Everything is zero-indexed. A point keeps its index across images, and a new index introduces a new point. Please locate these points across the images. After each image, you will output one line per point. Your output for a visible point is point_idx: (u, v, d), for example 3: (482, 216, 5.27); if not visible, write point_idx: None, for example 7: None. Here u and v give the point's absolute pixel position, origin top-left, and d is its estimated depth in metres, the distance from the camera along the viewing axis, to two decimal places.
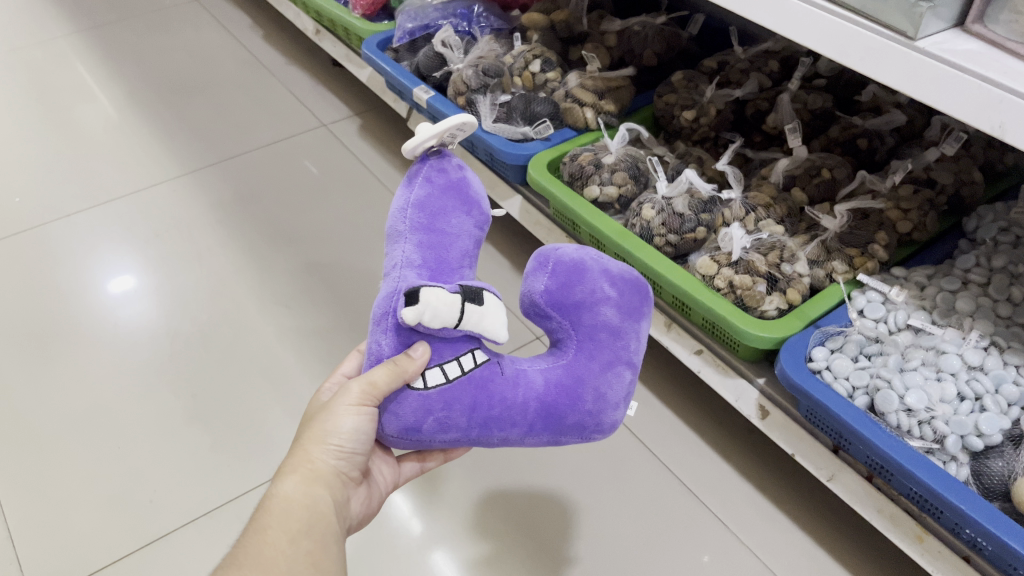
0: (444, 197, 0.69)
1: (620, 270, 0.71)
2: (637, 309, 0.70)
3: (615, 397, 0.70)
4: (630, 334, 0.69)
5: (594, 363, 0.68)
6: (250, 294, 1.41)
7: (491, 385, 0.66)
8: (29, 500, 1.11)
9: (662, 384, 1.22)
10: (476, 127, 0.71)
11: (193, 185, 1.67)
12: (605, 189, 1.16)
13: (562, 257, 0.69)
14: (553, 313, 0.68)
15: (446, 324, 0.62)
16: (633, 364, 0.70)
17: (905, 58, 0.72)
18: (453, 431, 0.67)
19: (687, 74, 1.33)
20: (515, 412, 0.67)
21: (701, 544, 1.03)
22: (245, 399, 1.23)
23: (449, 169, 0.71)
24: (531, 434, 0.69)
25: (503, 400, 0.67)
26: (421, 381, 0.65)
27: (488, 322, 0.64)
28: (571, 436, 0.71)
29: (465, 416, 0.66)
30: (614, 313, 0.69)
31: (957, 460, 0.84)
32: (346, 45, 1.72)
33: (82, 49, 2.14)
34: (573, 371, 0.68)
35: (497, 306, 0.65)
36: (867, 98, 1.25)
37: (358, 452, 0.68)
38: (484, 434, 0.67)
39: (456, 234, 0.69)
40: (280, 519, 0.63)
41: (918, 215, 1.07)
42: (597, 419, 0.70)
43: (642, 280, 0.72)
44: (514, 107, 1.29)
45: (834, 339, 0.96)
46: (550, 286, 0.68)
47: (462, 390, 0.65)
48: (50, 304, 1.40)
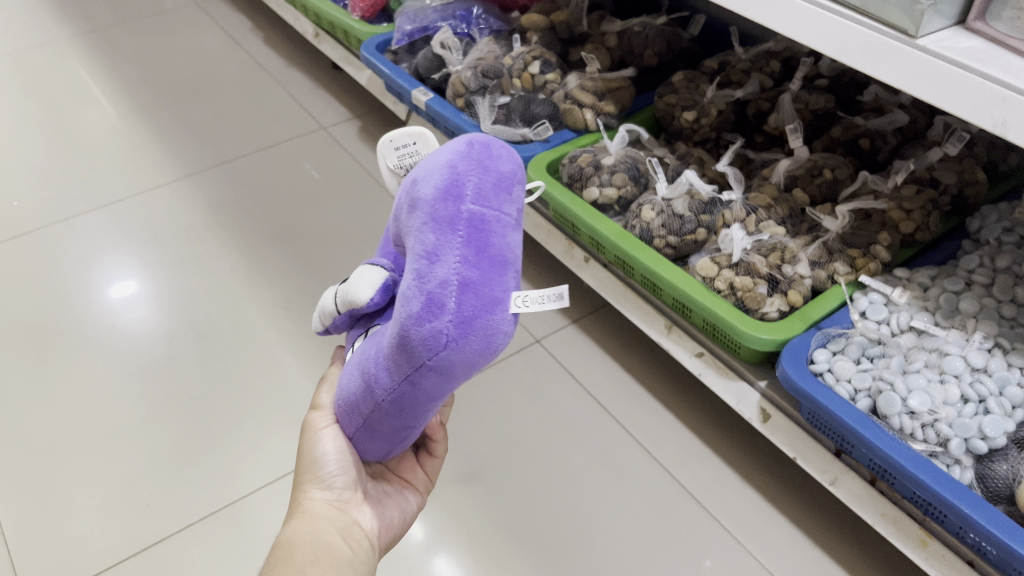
0: None
1: (432, 154, 0.56)
2: (449, 175, 0.53)
3: (428, 284, 0.50)
4: (418, 223, 0.53)
5: (407, 262, 0.53)
6: (249, 297, 1.40)
7: (360, 355, 0.62)
8: (26, 504, 1.10)
9: (664, 387, 1.21)
10: (402, 133, 0.71)
11: (193, 188, 1.66)
12: (604, 192, 1.15)
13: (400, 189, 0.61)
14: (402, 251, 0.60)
15: (331, 311, 0.67)
16: (440, 244, 0.51)
17: (906, 57, 0.71)
18: (348, 413, 0.64)
19: (688, 75, 1.32)
20: (366, 369, 0.59)
21: (704, 549, 1.02)
22: (245, 403, 1.23)
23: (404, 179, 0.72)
24: (387, 386, 0.56)
25: (362, 363, 0.60)
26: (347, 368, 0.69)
27: (349, 290, 0.63)
28: (420, 369, 0.52)
29: (344, 393, 0.64)
30: (408, 207, 0.55)
31: (961, 463, 0.83)
32: (346, 47, 1.71)
33: (81, 52, 2.14)
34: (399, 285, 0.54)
35: (366, 270, 0.64)
36: (869, 99, 1.24)
37: (348, 478, 0.69)
38: (362, 403, 0.61)
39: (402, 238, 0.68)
40: (285, 559, 0.63)
41: (921, 216, 1.05)
42: (425, 324, 0.50)
43: (466, 145, 0.55)
44: (513, 108, 1.27)
45: (835, 341, 0.95)
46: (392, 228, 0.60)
47: (346, 369, 0.65)
48: (50, 308, 1.39)
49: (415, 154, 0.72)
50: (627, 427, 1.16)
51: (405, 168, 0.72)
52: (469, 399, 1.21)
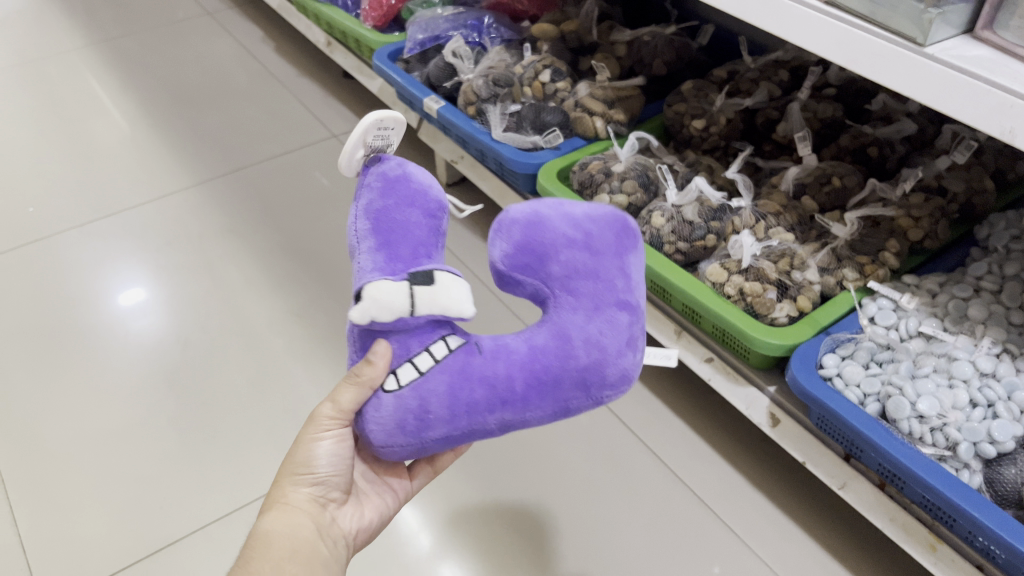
0: (390, 196, 0.61)
1: (586, 212, 0.61)
2: (611, 244, 0.60)
3: (610, 340, 0.58)
4: (610, 271, 0.59)
5: (576, 311, 0.58)
6: (261, 303, 1.41)
7: (471, 368, 0.58)
8: (40, 506, 1.11)
9: (673, 392, 1.22)
10: (399, 119, 0.64)
11: (205, 195, 1.68)
12: (615, 199, 1.16)
13: (511, 217, 0.60)
14: (520, 277, 0.59)
15: (400, 314, 0.57)
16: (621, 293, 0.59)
17: (914, 65, 0.73)
18: (437, 428, 0.58)
19: (697, 83, 1.34)
20: (500, 387, 0.57)
21: (712, 554, 1.02)
22: (257, 407, 1.24)
23: (388, 169, 0.63)
24: (529, 410, 0.58)
25: (484, 379, 0.57)
26: (392, 378, 0.59)
27: (445, 300, 0.58)
28: (582, 397, 0.58)
29: (445, 408, 0.57)
30: (580, 252, 0.59)
31: (970, 467, 0.84)
32: (358, 56, 1.73)
33: (94, 62, 2.17)
34: (562, 326, 0.58)
35: (454, 281, 0.60)
36: (877, 108, 1.25)
37: (334, 476, 0.68)
38: (475, 421, 0.58)
39: (404, 223, 0.60)
40: (261, 553, 0.63)
41: (930, 223, 1.06)
42: (600, 375, 0.58)
43: (617, 212, 0.61)
44: (524, 116, 1.29)
45: (845, 346, 0.96)
46: (509, 250, 0.59)
47: (436, 380, 0.58)
48: (63, 313, 1.41)
49: (389, 139, 0.65)
50: (636, 432, 1.17)
51: (373, 148, 0.65)
52: None
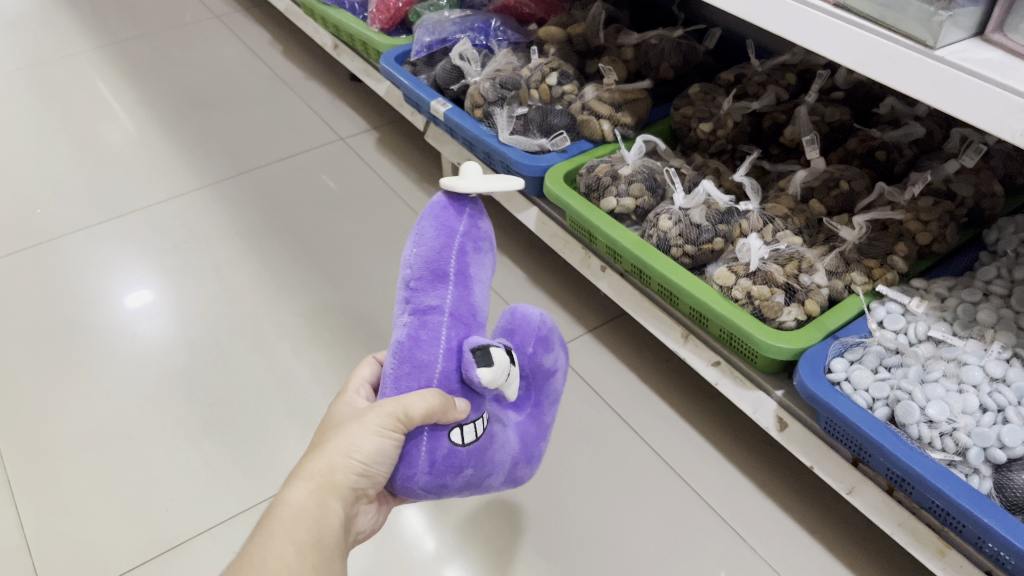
0: (483, 248, 0.71)
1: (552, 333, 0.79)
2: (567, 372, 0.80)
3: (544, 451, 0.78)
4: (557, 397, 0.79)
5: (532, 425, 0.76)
6: (267, 305, 1.42)
7: (494, 443, 0.70)
8: (46, 507, 1.11)
9: (679, 396, 1.21)
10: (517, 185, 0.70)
11: (212, 197, 1.68)
12: (622, 201, 1.16)
13: (536, 322, 0.74)
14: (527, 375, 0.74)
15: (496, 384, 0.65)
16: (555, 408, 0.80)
17: (924, 67, 0.72)
18: (461, 488, 0.67)
19: (704, 87, 1.33)
20: (503, 466, 0.71)
21: (719, 558, 1.01)
22: (263, 409, 1.24)
23: (484, 218, 0.73)
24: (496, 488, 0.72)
25: (499, 456, 0.70)
26: (456, 431, 0.66)
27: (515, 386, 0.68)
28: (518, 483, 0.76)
29: (479, 471, 0.68)
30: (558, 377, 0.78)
31: (980, 473, 0.83)
32: (364, 59, 1.73)
33: (102, 64, 2.17)
34: (531, 432, 0.76)
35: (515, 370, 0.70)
36: (885, 111, 1.24)
37: (378, 474, 0.64)
38: (478, 489, 0.69)
39: (484, 284, 0.70)
40: (285, 528, 0.58)
41: (938, 227, 1.06)
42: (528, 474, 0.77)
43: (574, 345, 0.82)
44: (531, 119, 1.30)
45: (853, 350, 0.95)
46: (536, 350, 0.74)
47: (482, 448, 0.68)
48: (71, 315, 1.41)
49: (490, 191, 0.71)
50: (643, 435, 1.16)
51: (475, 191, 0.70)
52: None
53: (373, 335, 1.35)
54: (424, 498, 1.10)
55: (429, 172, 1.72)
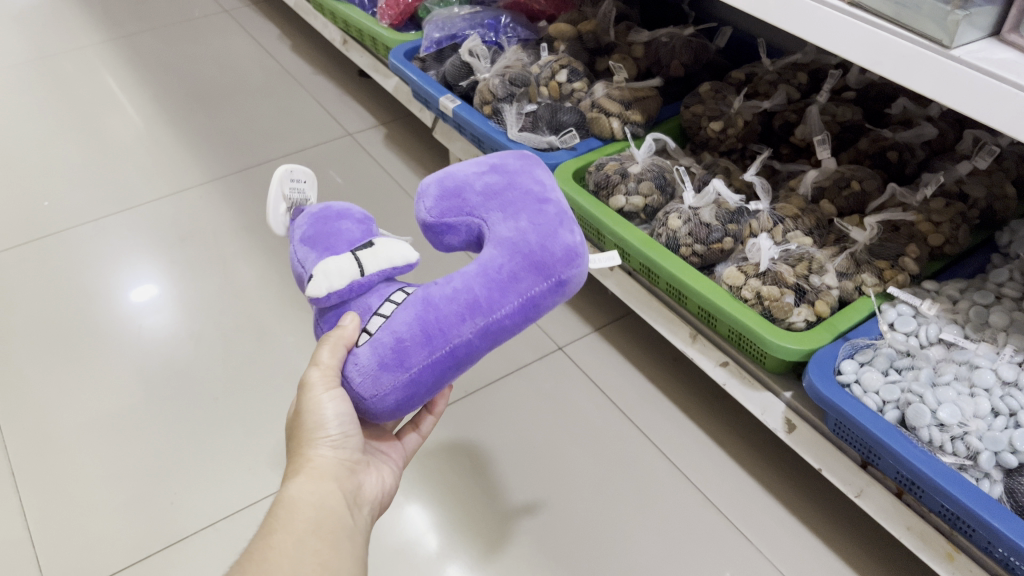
0: (311, 209, 0.70)
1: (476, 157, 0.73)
2: (518, 166, 0.71)
3: (547, 225, 0.67)
4: (523, 180, 0.70)
5: (508, 219, 0.67)
6: (273, 300, 1.41)
7: (430, 296, 0.64)
8: (50, 498, 1.11)
9: (686, 396, 1.21)
10: (295, 166, 0.73)
11: (218, 191, 1.68)
12: (631, 200, 1.15)
13: (428, 183, 0.70)
14: (449, 220, 0.68)
15: (351, 278, 0.65)
16: (538, 187, 0.70)
17: (938, 67, 0.71)
18: (420, 352, 0.63)
19: (715, 85, 1.32)
20: (465, 299, 0.64)
21: (725, 560, 1.01)
22: (268, 404, 1.23)
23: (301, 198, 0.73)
24: (501, 313, 0.64)
25: (449, 298, 0.64)
26: (366, 334, 0.65)
27: (388, 252, 0.67)
28: (544, 276, 0.65)
29: (416, 329, 0.63)
30: (492, 177, 0.70)
31: (991, 477, 0.82)
32: (373, 55, 1.73)
33: (110, 58, 2.17)
34: (499, 235, 0.66)
35: (390, 244, 0.68)
36: (897, 112, 1.23)
37: (351, 435, 0.68)
38: (457, 334, 0.63)
39: (327, 220, 0.68)
40: (289, 520, 0.62)
41: (950, 229, 1.05)
42: (551, 255, 0.66)
43: (514, 148, 0.74)
44: (540, 116, 1.28)
45: (863, 352, 0.94)
46: (432, 202, 0.69)
47: (403, 314, 0.64)
48: (75, 308, 1.41)
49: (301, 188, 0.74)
50: (649, 435, 1.16)
51: (293, 200, 0.73)
52: (490, 405, 1.21)
53: None
54: (427, 496, 1.10)
55: (436, 169, 1.71)
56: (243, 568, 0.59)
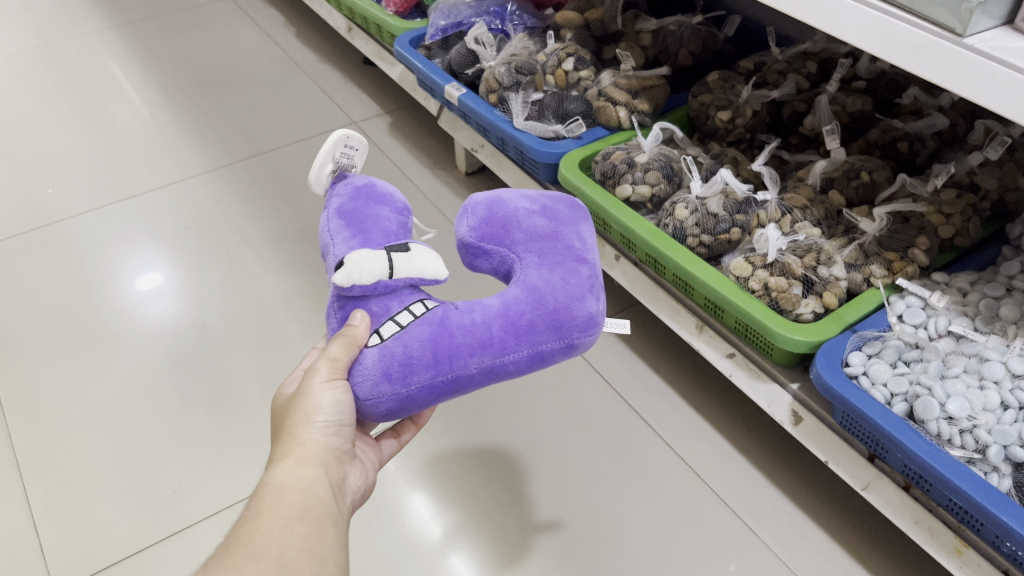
0: (363, 194, 0.74)
1: (539, 194, 0.77)
2: (567, 217, 0.75)
3: (575, 287, 0.69)
4: (567, 234, 0.73)
5: (542, 268, 0.70)
6: (278, 288, 1.41)
7: (447, 319, 0.67)
8: (55, 487, 1.11)
9: (692, 387, 1.20)
10: (361, 137, 0.76)
11: (223, 180, 1.67)
12: (637, 189, 1.14)
13: (478, 202, 0.75)
14: (488, 246, 0.72)
15: (380, 275, 0.67)
16: (580, 245, 0.73)
17: (952, 55, 0.70)
18: (423, 373, 0.65)
19: (723, 74, 1.31)
20: (479, 332, 0.67)
21: (729, 552, 1.00)
22: (273, 392, 1.23)
23: (355, 179, 0.76)
24: (506, 354, 0.67)
25: (464, 329, 0.67)
26: (376, 336, 0.67)
27: (421, 263, 0.69)
28: (557, 335, 0.68)
29: (427, 350, 0.65)
30: (542, 220, 0.74)
31: (999, 471, 0.81)
32: (379, 43, 1.72)
33: (115, 45, 2.16)
34: (528, 280, 0.69)
35: (426, 252, 0.70)
36: (907, 102, 1.22)
37: (346, 425, 0.67)
38: (461, 368, 0.66)
39: (373, 215, 0.72)
40: (272, 505, 0.61)
41: (961, 220, 1.04)
42: (572, 317, 0.68)
43: (569, 197, 0.78)
44: (546, 105, 1.29)
45: (871, 344, 0.93)
46: (476, 222, 0.73)
47: (417, 329, 0.67)
48: (80, 296, 1.40)
49: (353, 157, 0.77)
50: (654, 426, 1.15)
51: (340, 165, 0.77)
52: (495, 396, 1.21)
53: None
54: (431, 484, 1.09)
55: (442, 158, 1.70)
56: (226, 551, 0.58)
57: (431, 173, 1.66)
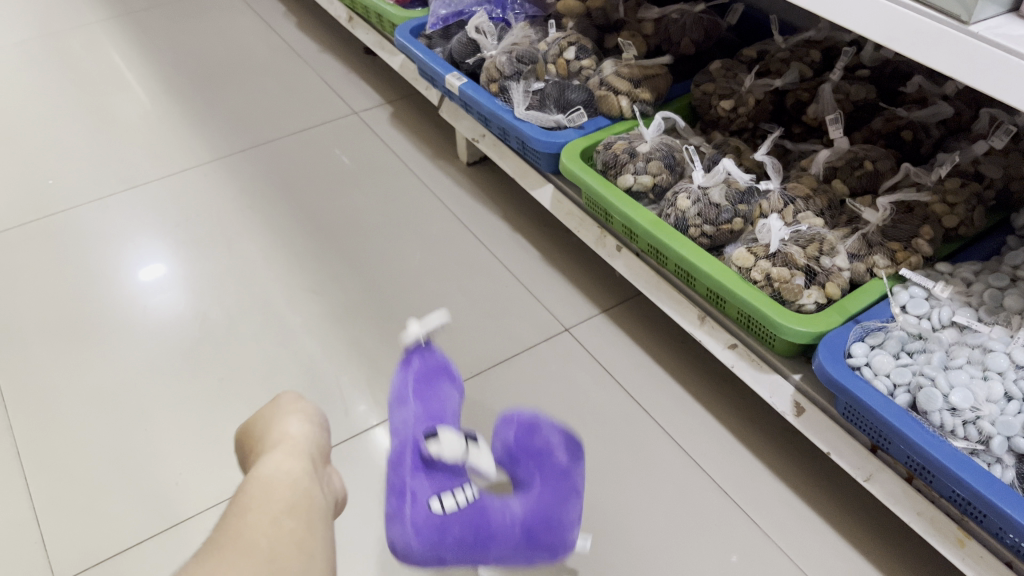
0: (433, 374, 0.88)
1: (567, 428, 0.86)
2: (567, 465, 0.82)
3: (560, 496, 0.78)
4: (575, 472, 0.82)
5: (544, 492, 0.78)
6: (280, 278, 1.40)
7: (485, 510, 0.74)
8: (57, 477, 1.11)
9: (694, 378, 1.20)
10: (446, 315, 0.94)
11: (225, 170, 1.67)
12: (639, 179, 1.14)
13: (521, 416, 0.85)
14: (520, 457, 0.82)
15: (463, 453, 0.76)
16: (573, 485, 0.80)
17: (957, 44, 0.69)
18: (458, 552, 0.72)
19: (725, 63, 1.30)
20: (501, 536, 0.73)
21: (731, 543, 1.00)
22: (274, 383, 1.23)
23: (431, 357, 0.90)
24: (512, 552, 0.74)
25: (490, 522, 0.73)
26: (440, 504, 0.73)
27: (484, 458, 0.79)
28: (543, 548, 0.75)
29: (465, 530, 0.72)
30: (564, 456, 0.82)
31: (1003, 462, 0.81)
32: (379, 32, 1.71)
33: (116, 36, 2.16)
34: (539, 499, 0.77)
35: (486, 451, 0.79)
36: (912, 90, 1.21)
37: (308, 453, 0.63)
38: (478, 552, 0.73)
39: (445, 401, 0.85)
40: (253, 505, 0.55)
41: (965, 210, 1.03)
42: (557, 534, 0.76)
43: (579, 430, 0.87)
44: (548, 94, 1.27)
45: (874, 335, 0.93)
46: (515, 437, 0.83)
47: (460, 515, 0.72)
48: (83, 288, 1.40)
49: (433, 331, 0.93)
50: (656, 417, 1.15)
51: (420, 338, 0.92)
52: (496, 387, 1.20)
53: (384, 310, 1.34)
54: None
55: (443, 148, 1.70)
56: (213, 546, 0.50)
57: (432, 163, 1.65)
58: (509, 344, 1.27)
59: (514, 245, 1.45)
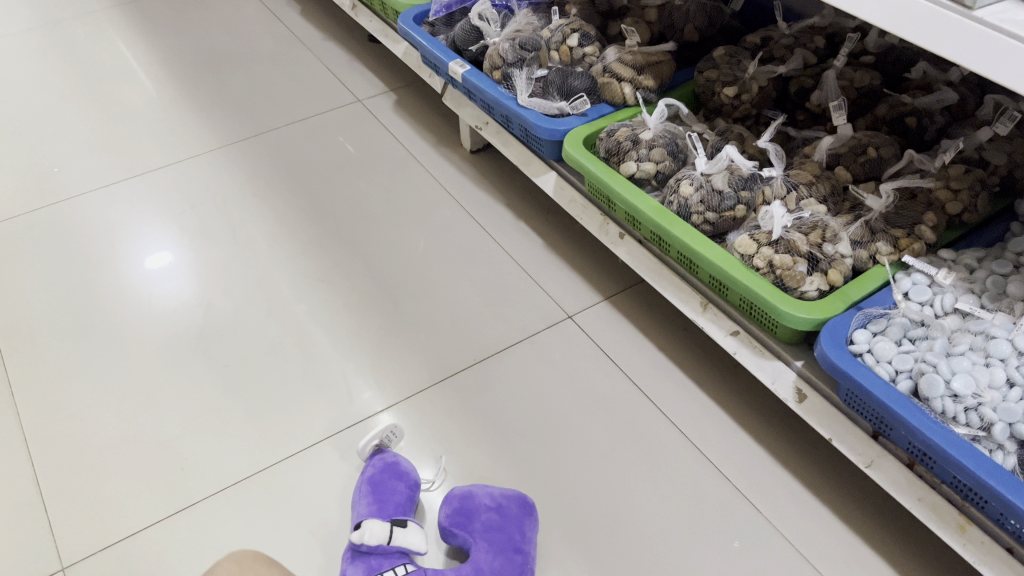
0: (386, 476, 1.02)
1: (501, 490, 1.01)
2: (516, 515, 0.98)
3: (510, 572, 0.93)
4: (511, 528, 0.97)
5: (489, 553, 0.94)
6: (283, 267, 1.41)
7: None
8: (63, 464, 1.12)
9: (696, 365, 1.20)
10: (401, 428, 1.08)
11: (228, 158, 1.67)
12: (642, 166, 1.13)
13: (455, 494, 1.00)
14: (457, 531, 0.97)
15: (382, 539, 0.93)
16: (518, 542, 0.96)
17: (962, 29, 0.69)
18: None
19: (729, 50, 1.30)
20: None
21: (733, 530, 1.00)
22: (277, 371, 1.23)
23: (387, 456, 1.05)
24: None
25: None
26: None
27: (411, 537, 0.95)
28: None
29: None
30: (488, 555, 0.94)
31: (1004, 449, 0.81)
32: (382, 20, 1.70)
33: (120, 24, 2.15)
34: (478, 562, 0.93)
35: (416, 529, 0.97)
36: (916, 77, 1.21)
37: None
38: None
39: (393, 489, 1.01)
40: None
41: (969, 196, 1.03)
42: None
43: (521, 493, 1.01)
44: (551, 81, 1.28)
45: (876, 322, 0.93)
46: (450, 518, 0.98)
47: None
48: (89, 276, 1.40)
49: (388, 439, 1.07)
50: (658, 404, 1.15)
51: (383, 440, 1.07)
52: (499, 375, 1.21)
53: (388, 298, 1.34)
54: (434, 463, 1.09)
55: (446, 136, 1.70)
56: None
57: (436, 151, 1.65)
58: (512, 332, 1.27)
59: (517, 233, 1.45)
